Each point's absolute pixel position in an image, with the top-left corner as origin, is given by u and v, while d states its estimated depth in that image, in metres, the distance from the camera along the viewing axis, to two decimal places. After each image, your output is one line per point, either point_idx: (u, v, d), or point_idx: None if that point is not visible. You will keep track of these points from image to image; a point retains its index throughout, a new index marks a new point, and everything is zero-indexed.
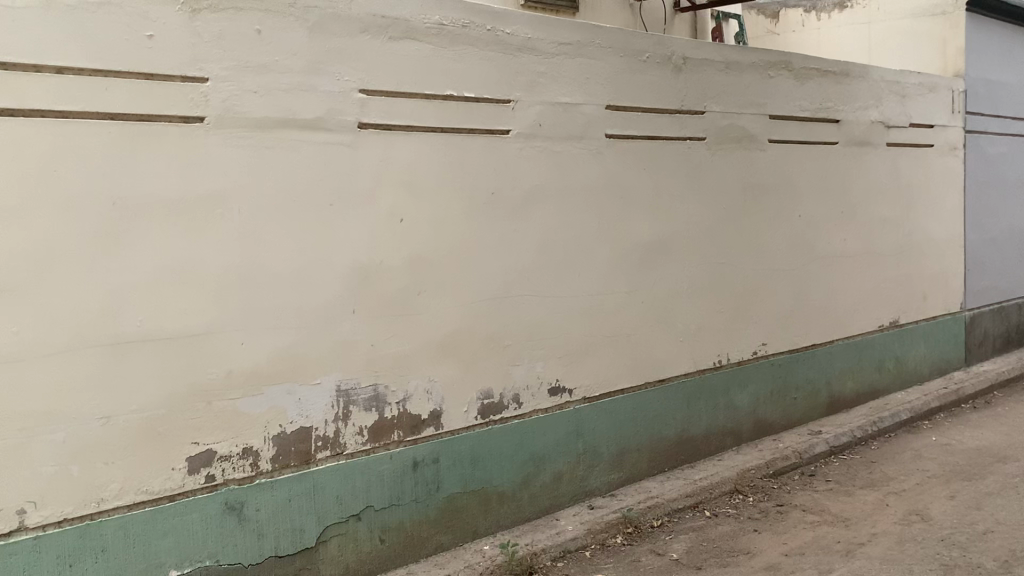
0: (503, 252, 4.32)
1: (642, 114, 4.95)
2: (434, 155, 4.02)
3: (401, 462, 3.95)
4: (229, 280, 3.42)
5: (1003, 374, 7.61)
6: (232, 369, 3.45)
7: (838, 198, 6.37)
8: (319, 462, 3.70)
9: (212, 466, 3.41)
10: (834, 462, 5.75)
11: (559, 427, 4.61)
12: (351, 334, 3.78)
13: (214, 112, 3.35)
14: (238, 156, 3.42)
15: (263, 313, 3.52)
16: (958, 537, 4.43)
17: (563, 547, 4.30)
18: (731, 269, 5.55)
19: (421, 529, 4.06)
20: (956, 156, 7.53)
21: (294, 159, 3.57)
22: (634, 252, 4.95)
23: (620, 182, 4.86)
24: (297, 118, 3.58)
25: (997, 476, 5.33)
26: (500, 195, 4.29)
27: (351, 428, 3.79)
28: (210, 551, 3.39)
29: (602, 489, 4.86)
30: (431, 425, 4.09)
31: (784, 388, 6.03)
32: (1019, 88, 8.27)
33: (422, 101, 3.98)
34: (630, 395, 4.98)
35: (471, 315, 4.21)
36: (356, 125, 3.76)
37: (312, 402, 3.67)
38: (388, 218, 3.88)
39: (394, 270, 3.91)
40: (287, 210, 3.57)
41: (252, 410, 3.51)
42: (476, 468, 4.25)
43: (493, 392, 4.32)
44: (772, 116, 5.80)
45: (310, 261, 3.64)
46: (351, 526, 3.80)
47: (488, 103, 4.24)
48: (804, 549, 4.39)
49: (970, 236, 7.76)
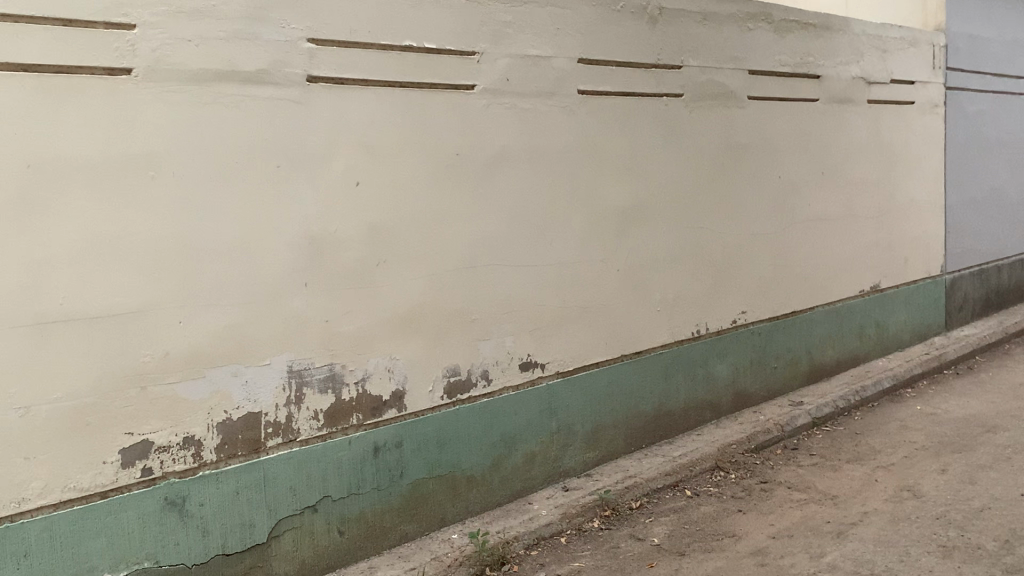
0: (470, 218, 3.99)
1: (616, 68, 4.62)
2: (392, 112, 3.67)
3: (360, 448, 3.63)
4: (167, 251, 3.08)
5: (984, 338, 7.39)
6: (169, 349, 3.10)
7: (818, 158, 6.08)
8: (269, 450, 3.38)
9: (150, 458, 3.07)
10: (817, 434, 5.50)
11: (531, 405, 4.30)
12: (304, 308, 3.45)
13: (143, 63, 2.99)
14: (170, 113, 3.06)
15: (204, 287, 3.17)
16: (954, 515, 4.18)
17: (537, 533, 4.01)
18: (710, 235, 5.26)
19: (384, 519, 3.75)
20: (937, 114, 7.27)
21: (235, 115, 3.21)
22: (609, 217, 4.63)
23: (593, 142, 4.53)
24: (238, 70, 3.21)
25: (988, 447, 5.09)
26: (466, 156, 3.96)
27: (305, 412, 3.46)
28: (149, 553, 3.07)
29: (576, 469, 4.57)
30: (394, 407, 3.76)
31: (764, 357, 5.76)
32: (999, 43, 8.00)
33: (379, 52, 3.62)
34: (607, 369, 4.69)
35: (437, 285, 3.88)
36: (305, 79, 3.40)
37: (260, 385, 3.34)
38: (343, 182, 3.53)
39: (350, 240, 3.57)
40: (229, 172, 3.21)
41: (193, 396, 3.17)
42: (442, 451, 3.94)
43: (460, 369, 4.01)
44: (752, 72, 5.48)
45: (255, 230, 3.29)
46: (307, 519, 3.49)
47: (450, 56, 3.88)
48: (792, 531, 4.12)
49: (950, 198, 7.51)
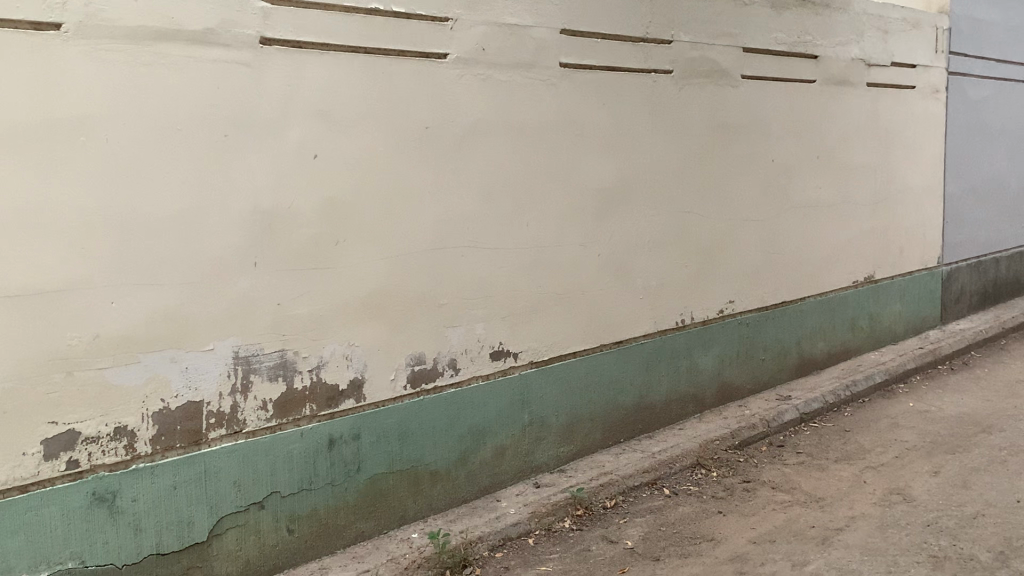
0: (438, 196, 3.73)
1: (601, 41, 4.35)
2: (354, 80, 3.41)
3: (313, 440, 3.39)
4: (96, 225, 2.82)
5: (980, 332, 7.16)
6: (99, 331, 2.85)
7: (813, 142, 5.82)
8: (211, 442, 3.13)
9: (76, 449, 2.82)
10: (804, 430, 5.26)
11: (501, 396, 4.06)
12: (252, 290, 3.19)
13: (73, 18, 2.72)
14: (103, 74, 2.79)
15: (138, 264, 2.92)
16: (946, 522, 3.95)
17: (503, 534, 3.78)
18: (697, 219, 5.00)
19: (339, 516, 3.52)
20: (938, 99, 7.00)
21: (178, 80, 2.95)
22: (589, 198, 4.38)
23: (574, 118, 4.27)
24: (182, 30, 2.95)
25: (983, 449, 4.86)
26: (436, 129, 3.70)
27: (252, 401, 3.22)
28: (72, 552, 2.83)
29: (549, 464, 4.33)
30: (352, 396, 3.52)
31: (751, 348, 5.52)
32: (1004, 27, 7.72)
33: (341, 15, 3.34)
34: (584, 359, 4.44)
35: (401, 266, 3.63)
36: (257, 41, 3.13)
37: (201, 372, 3.09)
38: (298, 154, 3.27)
39: (306, 218, 3.31)
40: (170, 141, 2.95)
41: (125, 383, 2.92)
42: (404, 445, 3.70)
43: (425, 357, 3.76)
44: (746, 49, 5.22)
45: (199, 204, 3.03)
46: (252, 516, 3.25)
47: (421, 22, 3.61)
48: (774, 536, 3.89)
49: (950, 187, 7.26)
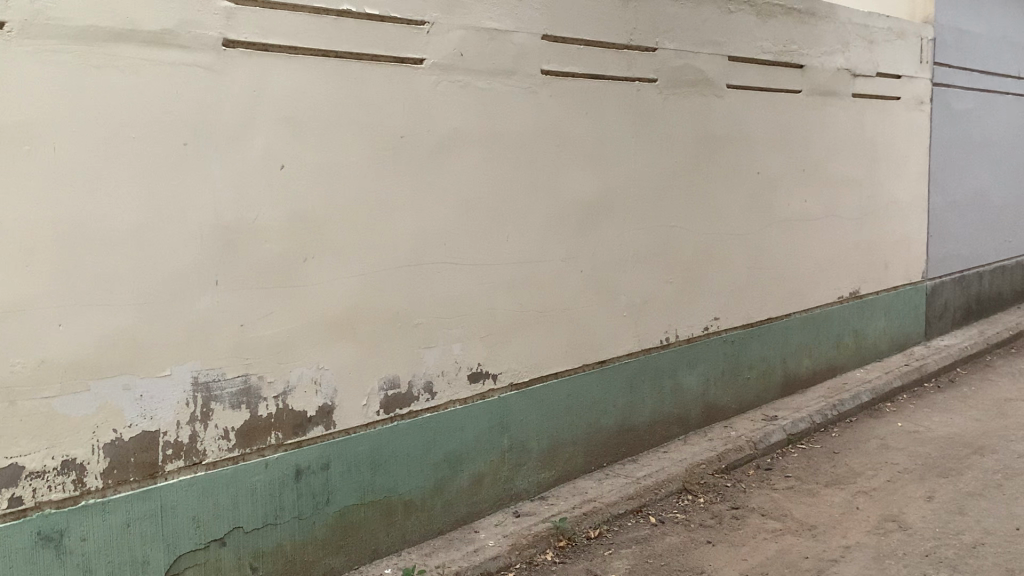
0: (415, 211, 3.53)
1: (584, 47, 4.16)
2: (325, 86, 3.20)
3: (278, 471, 3.17)
4: (42, 240, 2.59)
5: (965, 348, 7.02)
6: (45, 356, 2.61)
7: (799, 153, 5.66)
8: (168, 475, 2.90)
9: (20, 485, 2.59)
10: (792, 453, 5.08)
11: (479, 420, 3.85)
12: (213, 310, 2.97)
13: (17, 16, 2.50)
14: (51, 77, 2.57)
15: (89, 283, 2.69)
16: (945, 552, 3.77)
17: (482, 567, 3.56)
18: (681, 233, 4.82)
19: (306, 552, 3.29)
20: (923, 111, 6.87)
21: (134, 84, 2.73)
22: (572, 212, 4.19)
23: (556, 128, 4.07)
24: (137, 30, 2.72)
25: (977, 472, 4.69)
26: (412, 139, 3.49)
27: (212, 430, 2.99)
28: None
29: (530, 491, 4.13)
30: (320, 423, 3.29)
31: (737, 367, 5.34)
32: (988, 38, 7.60)
33: (310, 17, 3.13)
34: (565, 380, 4.24)
35: (375, 285, 3.42)
36: (220, 43, 2.91)
37: (158, 399, 2.86)
38: (265, 164, 3.06)
39: (272, 233, 3.10)
40: (124, 150, 2.73)
41: (75, 412, 2.68)
42: (376, 474, 3.48)
43: (400, 381, 3.54)
44: (731, 57, 5.05)
45: (155, 218, 2.81)
46: (213, 554, 3.02)
47: (396, 25, 3.41)
48: (766, 568, 3.70)
49: (934, 201, 7.13)
